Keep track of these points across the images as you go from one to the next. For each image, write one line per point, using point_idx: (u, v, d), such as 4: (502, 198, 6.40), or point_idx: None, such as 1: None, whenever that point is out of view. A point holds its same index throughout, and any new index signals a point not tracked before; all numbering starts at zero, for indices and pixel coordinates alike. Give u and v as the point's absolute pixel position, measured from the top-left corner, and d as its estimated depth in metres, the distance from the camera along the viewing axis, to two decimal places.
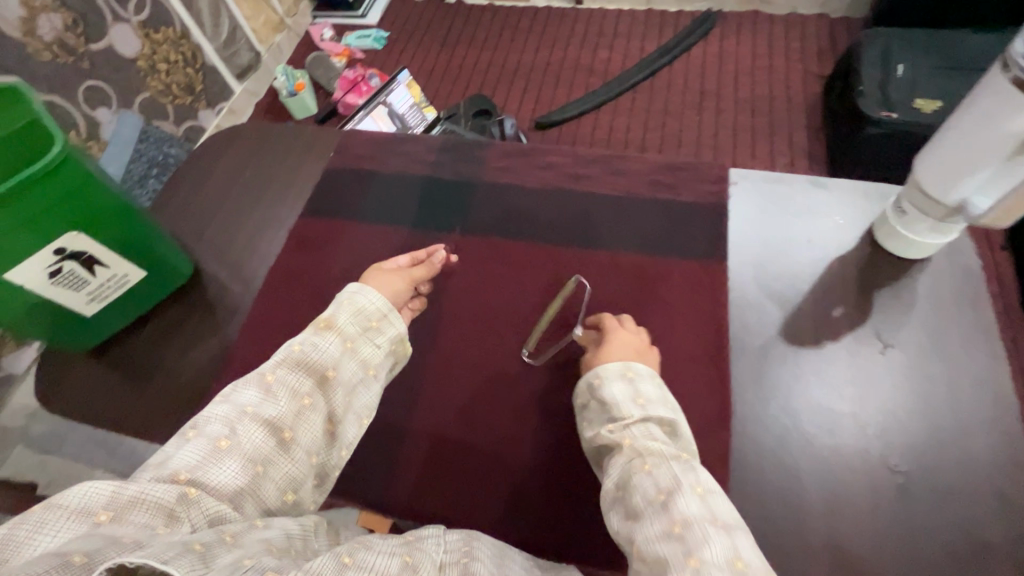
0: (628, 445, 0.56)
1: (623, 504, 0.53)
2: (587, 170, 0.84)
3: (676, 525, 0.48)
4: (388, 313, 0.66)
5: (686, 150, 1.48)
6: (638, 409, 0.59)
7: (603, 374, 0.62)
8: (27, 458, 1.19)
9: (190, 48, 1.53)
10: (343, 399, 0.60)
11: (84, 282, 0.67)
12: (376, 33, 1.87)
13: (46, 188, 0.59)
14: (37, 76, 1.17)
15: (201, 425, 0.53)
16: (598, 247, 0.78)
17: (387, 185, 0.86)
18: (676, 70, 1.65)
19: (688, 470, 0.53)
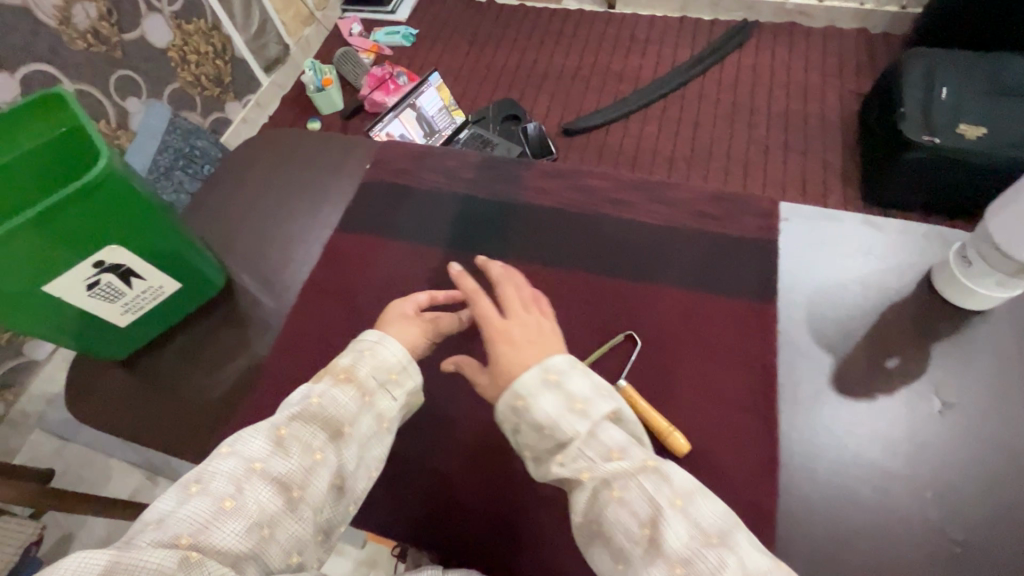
0: (588, 479, 0.51)
1: (608, 542, 0.49)
2: (628, 196, 0.77)
3: (677, 566, 0.45)
4: (407, 367, 0.62)
5: (716, 164, 1.45)
6: (578, 420, 0.53)
7: (523, 393, 0.54)
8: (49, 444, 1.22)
9: (220, 40, 1.52)
10: (355, 453, 0.56)
11: (119, 294, 0.65)
12: (405, 30, 1.85)
13: (88, 206, 0.56)
14: (70, 65, 1.17)
15: (205, 482, 0.50)
16: (637, 277, 0.71)
17: (422, 204, 0.80)
18: (709, 80, 1.62)
19: (663, 482, 0.50)
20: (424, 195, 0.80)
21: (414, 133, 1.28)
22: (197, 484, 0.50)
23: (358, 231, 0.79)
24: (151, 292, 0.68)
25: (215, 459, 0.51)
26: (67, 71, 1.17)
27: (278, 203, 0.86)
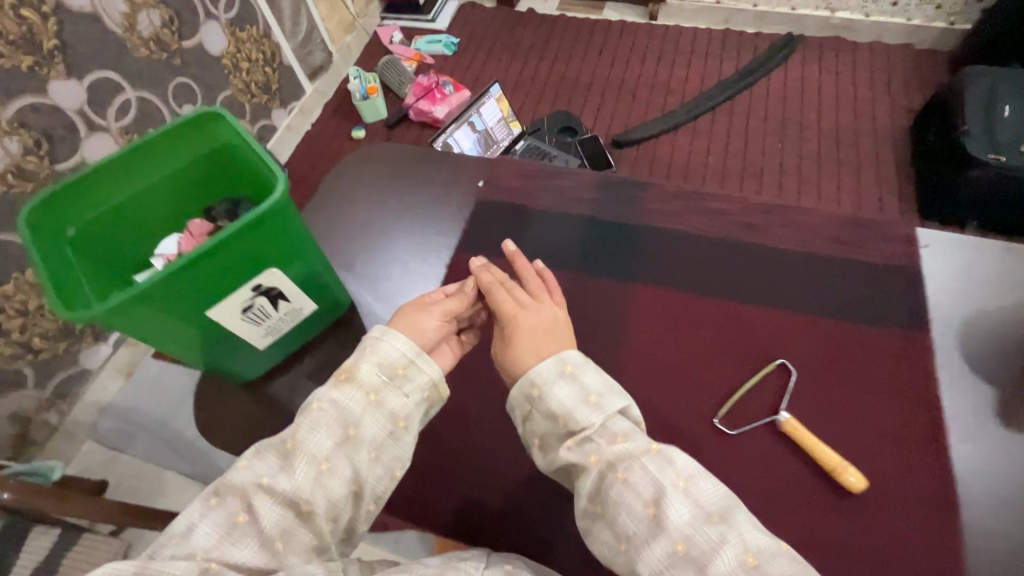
0: (597, 462, 0.50)
1: (609, 524, 0.49)
2: (761, 220, 0.66)
3: (679, 544, 0.46)
4: (415, 358, 0.58)
5: (768, 179, 1.45)
6: (592, 411, 0.52)
7: (538, 381, 0.54)
8: (99, 454, 1.19)
9: (270, 47, 1.51)
10: (367, 458, 0.55)
11: (265, 319, 0.56)
12: (446, 39, 1.85)
13: (257, 230, 0.48)
14: (133, 72, 1.15)
15: (221, 493, 0.52)
16: (785, 303, 0.61)
17: (545, 223, 0.70)
18: (756, 94, 1.61)
19: (666, 462, 0.49)
20: (550, 216, 0.69)
21: (474, 143, 1.26)
22: (217, 498, 0.52)
23: (458, 250, 0.69)
24: (294, 317, 0.58)
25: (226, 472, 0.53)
26: (129, 78, 1.14)
27: (344, 211, 0.74)
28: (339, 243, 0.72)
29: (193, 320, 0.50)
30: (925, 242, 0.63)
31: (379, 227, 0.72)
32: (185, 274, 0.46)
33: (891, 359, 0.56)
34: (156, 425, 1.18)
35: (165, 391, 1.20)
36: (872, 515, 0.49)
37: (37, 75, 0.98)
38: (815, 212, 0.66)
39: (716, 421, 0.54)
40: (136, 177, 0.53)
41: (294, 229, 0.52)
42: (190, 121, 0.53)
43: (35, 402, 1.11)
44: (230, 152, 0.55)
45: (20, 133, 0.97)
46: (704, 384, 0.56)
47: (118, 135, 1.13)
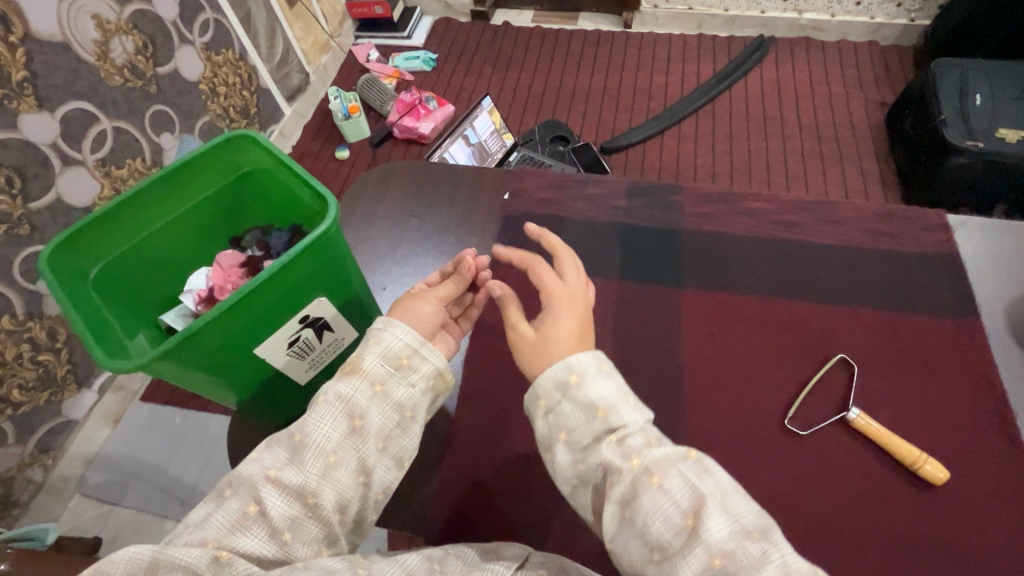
0: (637, 466, 0.42)
1: (638, 536, 0.41)
2: (798, 217, 0.67)
3: (716, 558, 0.38)
4: (419, 348, 0.50)
5: (757, 176, 1.47)
6: (631, 411, 0.45)
7: (577, 369, 0.46)
8: (89, 510, 1.10)
9: (247, 70, 1.44)
10: (376, 448, 0.47)
11: (309, 350, 0.53)
12: (424, 55, 1.83)
13: (309, 259, 0.45)
14: (108, 102, 1.08)
15: (236, 483, 0.44)
16: (835, 298, 0.61)
17: (577, 234, 0.68)
18: (736, 95, 1.64)
19: (703, 470, 0.42)
20: (582, 226, 0.68)
21: (469, 156, 1.24)
22: (230, 487, 0.44)
23: None
24: (337, 346, 0.55)
25: (240, 462, 0.45)
26: (104, 108, 1.07)
27: (369, 233, 0.72)
28: (369, 266, 0.69)
29: (240, 357, 0.47)
30: (958, 225, 0.66)
31: (411, 247, 0.70)
32: (238, 309, 0.43)
33: (946, 344, 0.57)
34: (154, 472, 1.14)
35: (161, 435, 1.17)
36: (953, 502, 0.49)
37: (8, 108, 0.91)
38: (847, 206, 0.67)
39: (785, 422, 0.53)
40: (164, 211, 0.50)
41: (342, 255, 0.49)
42: (218, 148, 0.50)
43: (18, 459, 1.02)
44: (260, 180, 0.53)
45: None
46: (767, 386, 0.56)
47: (94, 169, 1.06)
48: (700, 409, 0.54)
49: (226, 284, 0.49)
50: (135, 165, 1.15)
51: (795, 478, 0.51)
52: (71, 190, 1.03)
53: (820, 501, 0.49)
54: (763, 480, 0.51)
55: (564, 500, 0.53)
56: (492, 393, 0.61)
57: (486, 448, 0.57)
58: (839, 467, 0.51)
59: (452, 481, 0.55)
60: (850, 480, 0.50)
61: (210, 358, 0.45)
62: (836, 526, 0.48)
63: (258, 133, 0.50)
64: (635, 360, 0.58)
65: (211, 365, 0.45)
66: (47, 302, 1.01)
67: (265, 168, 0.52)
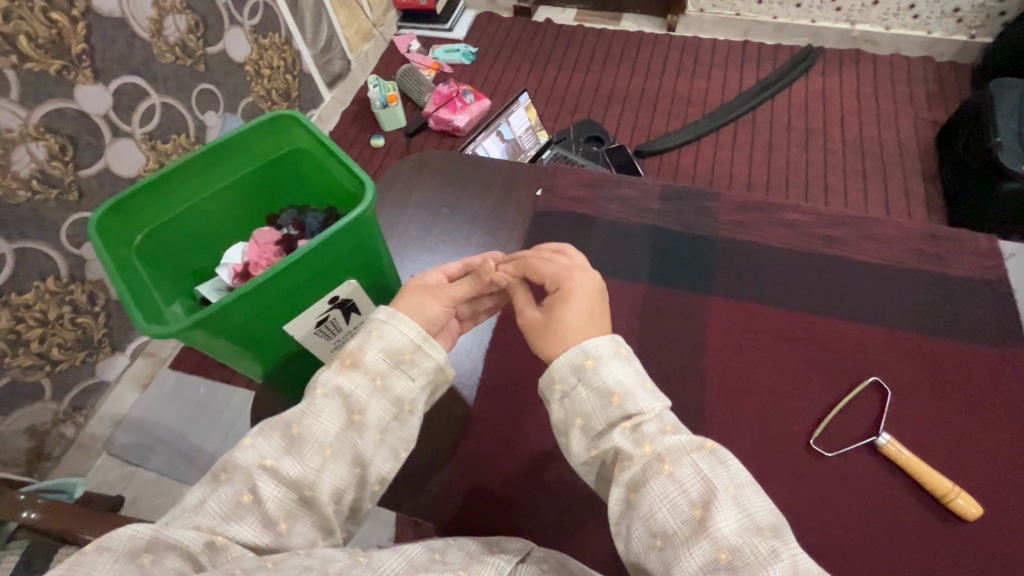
0: (648, 453, 0.42)
1: (641, 519, 0.41)
2: (837, 232, 0.65)
3: (723, 552, 0.37)
4: (422, 344, 0.50)
5: (795, 189, 1.44)
6: (650, 397, 0.45)
7: (594, 352, 0.46)
8: (114, 471, 1.14)
9: (292, 54, 1.48)
10: (374, 442, 0.47)
11: (336, 331, 0.55)
12: (465, 48, 1.83)
13: (344, 240, 0.46)
14: (158, 78, 1.12)
15: (230, 468, 0.44)
16: (872, 317, 0.59)
17: (609, 234, 0.67)
18: (778, 105, 1.60)
19: (718, 462, 0.41)
20: (615, 227, 0.68)
21: (502, 152, 1.24)
22: (225, 473, 0.44)
23: None
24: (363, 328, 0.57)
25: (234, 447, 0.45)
26: (154, 84, 1.11)
27: (403, 221, 0.72)
28: (399, 253, 0.70)
29: (269, 330, 0.49)
30: (1010, 253, 0.63)
31: (441, 237, 0.70)
32: (271, 285, 0.44)
33: (986, 376, 0.55)
34: (176, 438, 1.17)
35: (185, 404, 1.21)
36: (983, 541, 0.47)
37: (66, 80, 0.95)
38: (891, 224, 0.65)
39: (811, 440, 0.52)
40: (209, 183, 0.51)
41: (375, 240, 0.50)
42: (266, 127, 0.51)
43: (52, 414, 1.06)
44: (302, 161, 0.54)
45: (46, 137, 0.94)
46: (792, 401, 0.54)
47: (140, 142, 1.10)
48: (723, 420, 0.54)
49: (261, 260, 0.51)
50: (180, 140, 1.19)
51: (817, 500, 0.49)
52: (118, 162, 1.07)
53: (840, 521, 0.48)
54: (782, 497, 0.50)
55: (578, 501, 0.53)
56: (511, 387, 0.61)
57: (501, 441, 0.57)
58: (864, 494, 0.49)
59: (465, 473, 0.56)
60: (873, 505, 0.49)
61: (241, 329, 0.46)
62: (853, 549, 0.47)
63: (304, 115, 0.51)
64: (660, 366, 0.57)
65: (242, 336, 0.47)
66: (89, 267, 1.05)
67: (308, 150, 0.53)
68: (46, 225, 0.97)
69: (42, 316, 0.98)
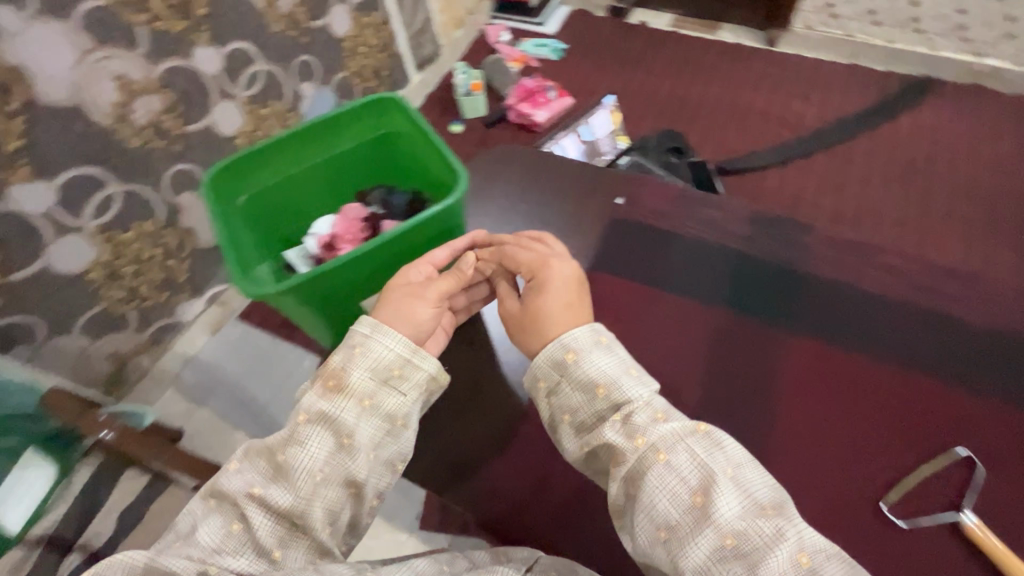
0: (642, 444, 0.48)
1: (645, 511, 0.47)
2: (941, 283, 0.60)
3: (727, 537, 0.44)
4: (411, 357, 0.55)
5: (884, 229, 1.35)
6: (635, 385, 0.52)
7: (572, 346, 0.54)
8: (177, 405, 1.22)
9: (387, 34, 1.52)
10: (365, 461, 0.52)
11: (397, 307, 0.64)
12: (554, 44, 1.83)
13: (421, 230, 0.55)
14: (267, 47, 1.18)
15: (221, 499, 0.51)
16: (968, 380, 0.54)
17: (689, 254, 0.65)
18: (880, 137, 1.49)
19: (712, 445, 0.48)
20: (696, 246, 0.66)
21: (580, 152, 1.23)
22: (216, 501, 0.51)
23: (595, 270, 0.66)
24: None
25: (223, 479, 0.51)
26: (262, 51, 1.17)
27: (482, 213, 0.73)
28: None
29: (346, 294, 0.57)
30: None
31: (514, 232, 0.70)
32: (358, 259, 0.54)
33: None
34: (234, 385, 1.24)
35: (245, 355, 1.28)
36: None
37: (186, 40, 1.02)
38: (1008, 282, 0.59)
39: (883, 505, 0.49)
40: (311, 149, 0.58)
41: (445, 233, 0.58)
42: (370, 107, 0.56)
43: (134, 344, 1.16)
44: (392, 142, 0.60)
45: (163, 92, 1.02)
46: (868, 446, 0.52)
47: (243, 104, 1.17)
48: (785, 467, 0.52)
49: (346, 234, 0.57)
50: (277, 107, 1.26)
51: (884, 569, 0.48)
52: (221, 121, 1.14)
53: None
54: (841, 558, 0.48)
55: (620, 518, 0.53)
56: None
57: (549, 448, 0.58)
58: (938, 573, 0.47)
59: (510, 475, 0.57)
60: None
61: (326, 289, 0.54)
62: None
63: (405, 103, 0.56)
64: (726, 398, 0.56)
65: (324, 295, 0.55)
66: (183, 215, 1.14)
67: (400, 134, 0.59)
68: (152, 171, 1.05)
69: (138, 254, 1.08)
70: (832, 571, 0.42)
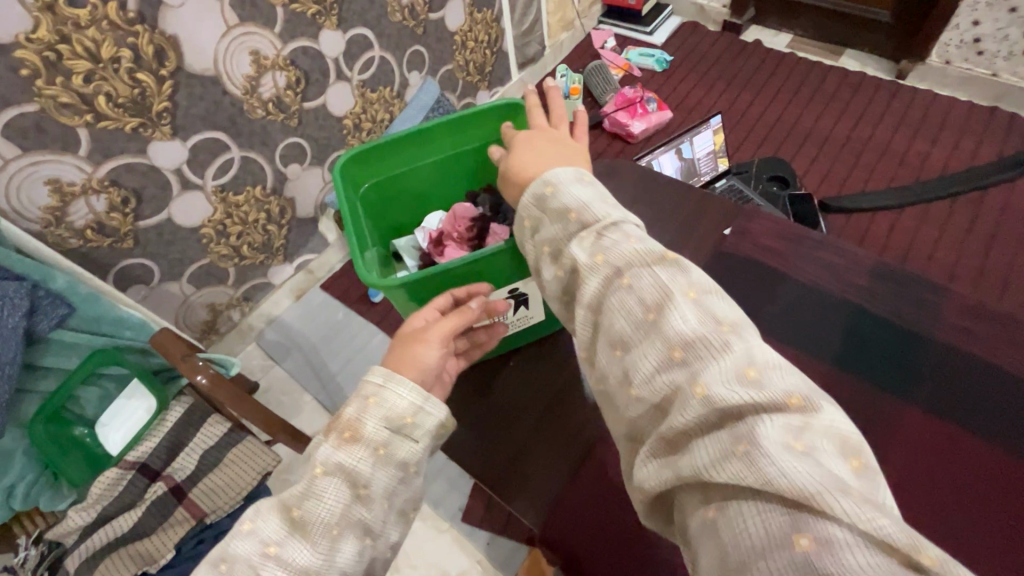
0: (600, 262, 0.44)
1: (604, 338, 0.42)
2: None
3: (676, 350, 0.37)
4: (424, 404, 0.51)
5: (1009, 296, 1.21)
6: (606, 208, 0.47)
7: (552, 180, 0.50)
8: (255, 359, 1.33)
9: (496, 31, 1.54)
10: (383, 510, 0.49)
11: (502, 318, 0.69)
12: (660, 55, 1.78)
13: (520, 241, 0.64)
14: (385, 35, 1.23)
15: (229, 565, 0.46)
16: None
17: (797, 300, 0.63)
18: (1017, 192, 1.34)
19: (677, 271, 0.42)
20: (806, 293, 0.63)
21: (676, 170, 1.19)
22: (222, 564, 0.46)
23: None
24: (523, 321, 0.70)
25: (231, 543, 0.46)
26: (380, 38, 1.22)
27: None
28: None
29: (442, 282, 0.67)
30: None
31: None
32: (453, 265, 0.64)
33: None
34: (309, 349, 1.32)
35: (323, 324, 1.36)
36: None
37: (316, 23, 1.08)
38: None
39: None
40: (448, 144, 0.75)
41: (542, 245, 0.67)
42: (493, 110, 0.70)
43: (228, 298, 1.24)
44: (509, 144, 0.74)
45: (288, 69, 1.08)
46: (987, 505, 0.50)
47: (355, 87, 1.23)
48: None
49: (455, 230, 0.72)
50: (384, 93, 1.31)
51: None
52: (334, 101, 1.20)
53: None
54: None
55: None
56: None
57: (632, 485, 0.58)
58: None
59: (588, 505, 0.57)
60: None
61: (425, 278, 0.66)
62: None
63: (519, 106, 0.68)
64: None
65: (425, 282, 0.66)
66: (288, 184, 1.21)
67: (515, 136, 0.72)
68: (269, 141, 1.12)
69: (245, 216, 1.16)
70: (825, 423, 0.32)
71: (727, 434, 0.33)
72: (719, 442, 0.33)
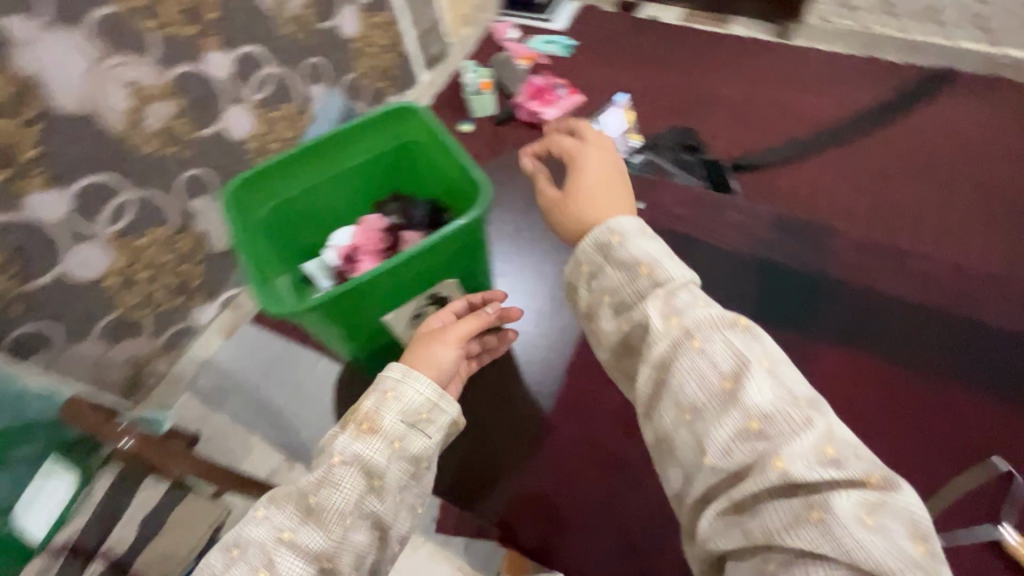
0: (676, 326, 0.52)
1: (673, 404, 0.52)
2: None
3: (753, 421, 0.47)
4: (438, 401, 0.64)
5: (901, 227, 1.33)
6: (677, 269, 0.56)
7: (619, 230, 0.59)
8: (193, 410, 1.22)
9: (396, 34, 1.51)
10: (392, 500, 0.62)
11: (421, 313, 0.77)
12: (563, 40, 1.81)
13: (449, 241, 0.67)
14: (276, 49, 1.18)
15: (245, 547, 0.58)
16: None
17: None
18: (896, 131, 1.47)
19: (750, 340, 0.51)
20: None
21: None
22: (241, 549, 0.58)
23: None
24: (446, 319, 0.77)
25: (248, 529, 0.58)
26: (271, 54, 1.17)
27: None
28: None
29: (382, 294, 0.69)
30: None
31: None
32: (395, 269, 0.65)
33: None
34: (252, 390, 1.24)
35: (262, 360, 1.28)
36: None
37: (196, 45, 1.02)
38: None
39: None
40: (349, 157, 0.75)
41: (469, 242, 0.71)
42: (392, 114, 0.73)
43: (150, 348, 1.16)
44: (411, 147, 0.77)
45: (175, 98, 1.02)
46: None
47: (253, 107, 1.17)
48: None
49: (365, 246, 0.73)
50: (287, 110, 1.25)
51: None
52: (233, 126, 1.14)
53: None
54: None
55: None
56: None
57: None
58: None
59: None
60: None
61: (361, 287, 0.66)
62: None
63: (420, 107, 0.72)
64: None
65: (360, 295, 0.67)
66: (197, 219, 1.14)
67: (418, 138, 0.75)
68: (166, 176, 1.05)
69: (154, 259, 1.08)
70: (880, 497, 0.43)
71: (799, 500, 0.44)
72: (794, 507, 0.44)
